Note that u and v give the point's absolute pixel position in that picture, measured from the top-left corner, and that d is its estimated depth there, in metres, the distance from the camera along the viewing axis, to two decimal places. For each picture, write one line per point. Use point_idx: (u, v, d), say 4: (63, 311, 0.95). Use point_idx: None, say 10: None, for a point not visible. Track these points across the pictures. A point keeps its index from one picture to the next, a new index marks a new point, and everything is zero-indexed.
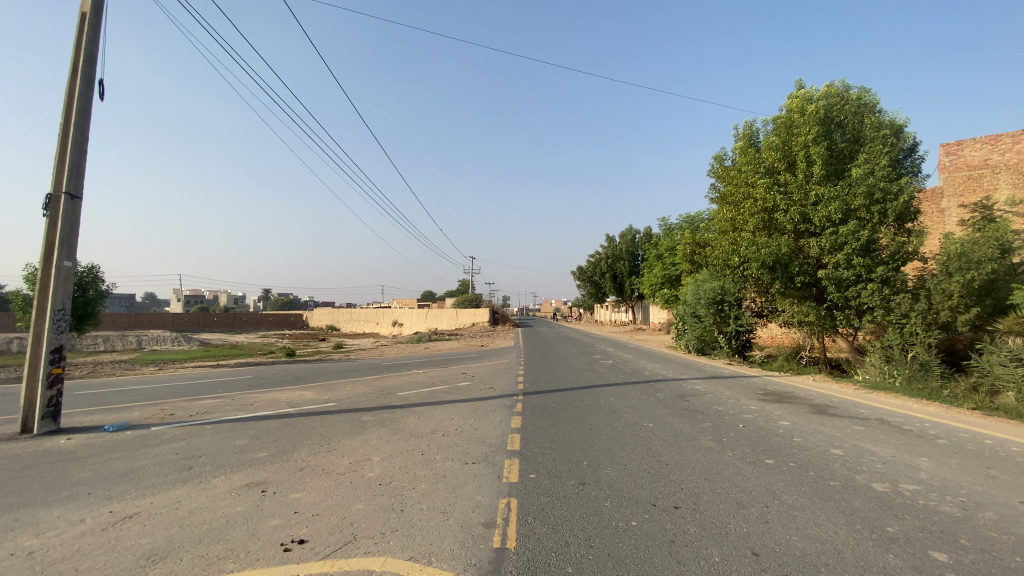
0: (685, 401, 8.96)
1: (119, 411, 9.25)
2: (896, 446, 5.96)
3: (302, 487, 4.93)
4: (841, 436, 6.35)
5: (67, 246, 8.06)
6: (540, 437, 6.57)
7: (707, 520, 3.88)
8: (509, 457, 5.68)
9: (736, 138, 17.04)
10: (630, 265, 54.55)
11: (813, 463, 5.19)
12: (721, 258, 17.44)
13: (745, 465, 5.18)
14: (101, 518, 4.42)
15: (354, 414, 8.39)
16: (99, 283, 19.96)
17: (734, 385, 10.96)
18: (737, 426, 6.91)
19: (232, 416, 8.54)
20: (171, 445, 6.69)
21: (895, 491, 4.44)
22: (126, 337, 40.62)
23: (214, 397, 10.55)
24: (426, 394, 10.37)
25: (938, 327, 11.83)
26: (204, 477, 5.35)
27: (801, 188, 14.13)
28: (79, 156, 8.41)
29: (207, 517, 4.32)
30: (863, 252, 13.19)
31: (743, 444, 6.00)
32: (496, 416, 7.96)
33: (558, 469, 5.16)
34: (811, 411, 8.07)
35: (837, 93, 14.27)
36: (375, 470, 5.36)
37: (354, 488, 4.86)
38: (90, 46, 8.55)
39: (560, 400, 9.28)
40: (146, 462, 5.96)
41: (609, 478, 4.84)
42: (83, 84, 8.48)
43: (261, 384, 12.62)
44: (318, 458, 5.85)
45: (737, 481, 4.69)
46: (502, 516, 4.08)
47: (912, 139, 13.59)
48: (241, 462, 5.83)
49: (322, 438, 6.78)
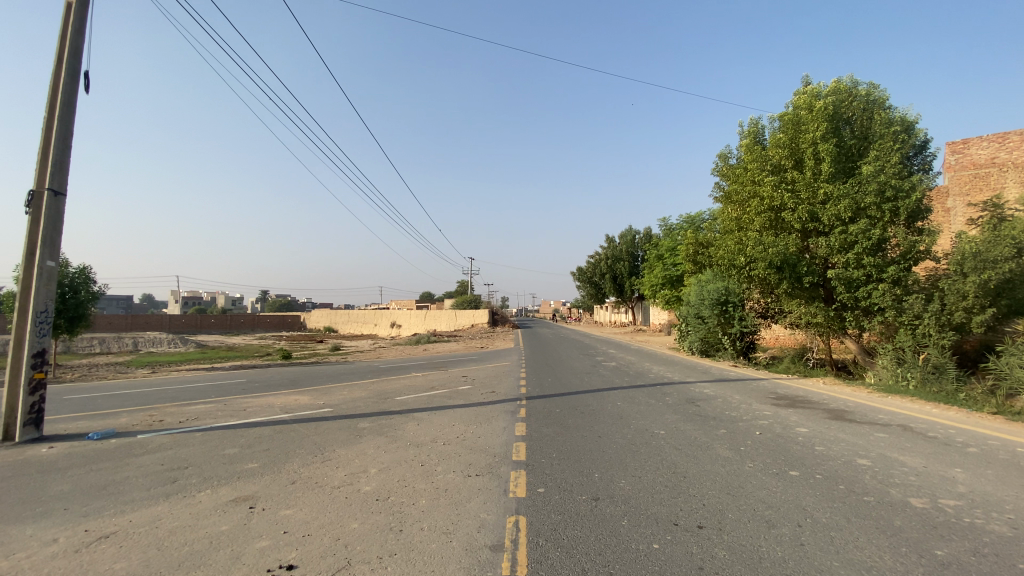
0: (696, 406, 8.61)
1: (105, 418, 8.86)
2: (925, 455, 5.63)
3: (293, 503, 4.58)
4: (865, 445, 6.02)
5: (50, 245, 7.69)
6: (547, 446, 6.22)
7: (737, 543, 3.54)
8: (514, 468, 5.33)
9: (742, 136, 16.78)
10: (630, 266, 54.23)
11: (841, 475, 4.86)
12: (726, 258, 17.15)
13: (768, 477, 4.84)
14: (74, 539, 4.06)
15: (351, 420, 8.04)
16: (91, 284, 19.41)
17: (744, 389, 10.64)
18: (753, 434, 6.58)
19: (224, 423, 8.17)
20: (157, 454, 6.32)
21: (935, 508, 4.13)
22: (122, 338, 40.29)
23: (206, 402, 10.16)
24: (426, 399, 10.00)
25: (952, 328, 11.50)
26: (189, 491, 4.99)
27: (809, 186, 13.82)
28: (64, 151, 8.02)
29: (190, 538, 3.97)
30: (873, 251, 12.87)
31: (763, 453, 5.66)
32: (500, 423, 7.62)
33: (567, 483, 4.81)
34: (828, 416, 7.72)
35: (845, 89, 13.97)
36: (372, 484, 5.00)
37: (349, 504, 4.51)
38: (75, 37, 8.20)
39: (565, 405, 8.93)
40: (128, 474, 5.59)
41: (624, 493, 4.50)
42: (68, 77, 8.09)
43: (256, 388, 12.25)
44: (312, 470, 5.50)
45: (763, 496, 4.35)
46: (511, 537, 3.73)
47: (923, 135, 13.30)
48: (230, 473, 5.48)
49: (316, 447, 6.42)
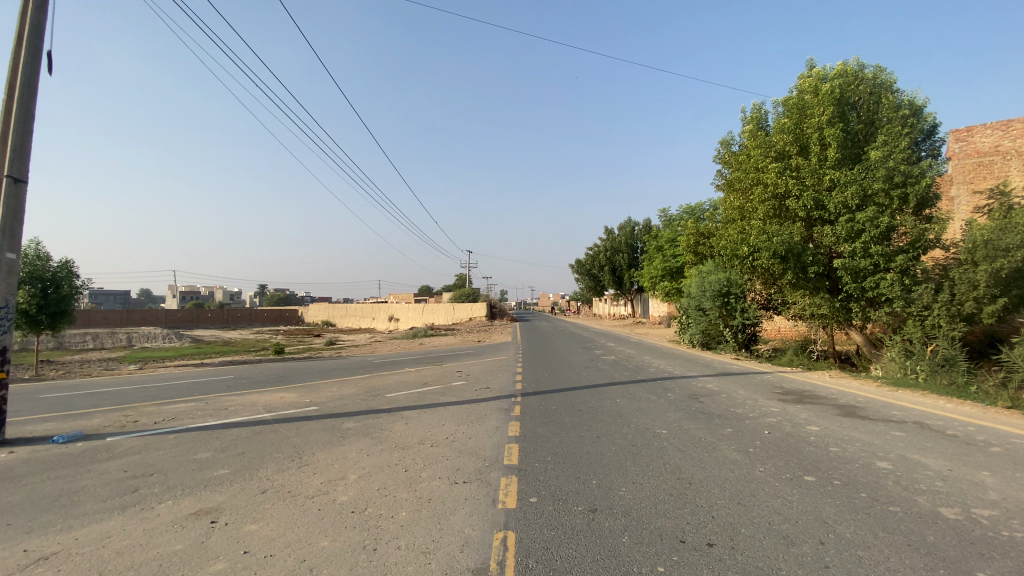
0: (699, 403, 8.17)
1: (78, 418, 8.42)
2: (947, 456, 5.24)
3: (259, 517, 4.15)
4: (882, 445, 5.60)
5: (9, 236, 7.23)
6: (542, 448, 5.80)
7: (752, 564, 3.11)
8: (505, 474, 4.90)
9: (745, 122, 16.39)
10: (629, 258, 53.79)
11: (861, 481, 4.45)
12: (728, 248, 16.73)
13: (783, 484, 4.41)
14: (10, 559, 3.62)
15: (335, 420, 7.62)
16: (75, 279, 18.92)
17: (748, 384, 10.20)
18: (762, 433, 6.16)
19: (200, 423, 7.75)
20: (123, 459, 5.89)
21: (969, 520, 3.73)
22: (116, 335, 39.71)
23: (187, 400, 9.72)
24: (417, 396, 9.59)
25: (962, 320, 11.06)
26: (147, 503, 4.56)
27: (814, 173, 13.34)
28: (24, 135, 7.56)
29: (139, 558, 3.55)
30: (881, 239, 12.34)
31: (774, 456, 5.24)
32: (493, 422, 7.20)
33: (562, 491, 4.40)
34: (839, 413, 7.29)
35: (851, 71, 13.44)
36: (350, 493, 4.57)
37: (321, 518, 4.08)
38: (37, 15, 7.70)
39: (562, 402, 8.51)
40: (87, 483, 5.16)
41: (624, 503, 4.08)
42: (30, 57, 7.60)
43: (242, 385, 11.81)
44: (286, 477, 5.08)
45: (777, 506, 3.93)
46: (497, 559, 3.31)
47: (931, 120, 12.80)
48: (197, 482, 5.06)
49: (295, 451, 5.99)
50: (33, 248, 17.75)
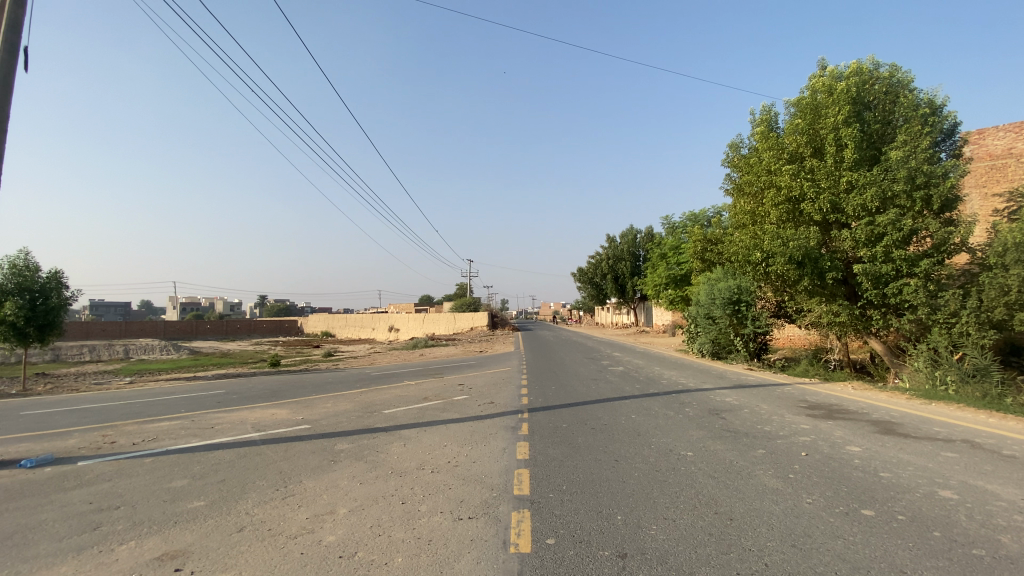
0: (721, 419, 7.54)
1: (53, 438, 7.84)
2: (1015, 482, 4.62)
3: (231, 564, 3.55)
4: (937, 469, 4.98)
5: None
6: (555, 475, 5.20)
7: None
8: (516, 509, 4.29)
9: (754, 124, 15.95)
10: (631, 266, 53.35)
11: (930, 516, 3.85)
12: (740, 254, 16.19)
13: (839, 520, 3.80)
14: None
15: (328, 440, 7.03)
16: (65, 290, 18.34)
17: (770, 397, 9.56)
18: (800, 455, 5.54)
19: (182, 443, 7.16)
20: (90, 489, 5.29)
21: None
22: (113, 346, 39.15)
23: (171, 418, 9.11)
24: (416, 412, 8.99)
25: (992, 327, 10.48)
26: (107, 544, 3.97)
27: (830, 175, 12.83)
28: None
29: None
30: (903, 243, 11.74)
31: (819, 483, 4.63)
32: (498, 443, 6.59)
33: (585, 530, 3.82)
34: (877, 431, 6.68)
35: (866, 70, 12.97)
36: (338, 533, 3.97)
37: (304, 564, 3.49)
38: (15, 9, 7.22)
39: (573, 420, 7.89)
40: (45, 517, 4.57)
41: (658, 546, 3.49)
42: (5, 53, 7.13)
43: (234, 400, 11.22)
44: (269, 511, 4.49)
45: (840, 551, 3.34)
46: None
47: (952, 119, 12.27)
48: (167, 517, 4.47)
49: (280, 478, 5.39)
50: (22, 258, 17.19)
